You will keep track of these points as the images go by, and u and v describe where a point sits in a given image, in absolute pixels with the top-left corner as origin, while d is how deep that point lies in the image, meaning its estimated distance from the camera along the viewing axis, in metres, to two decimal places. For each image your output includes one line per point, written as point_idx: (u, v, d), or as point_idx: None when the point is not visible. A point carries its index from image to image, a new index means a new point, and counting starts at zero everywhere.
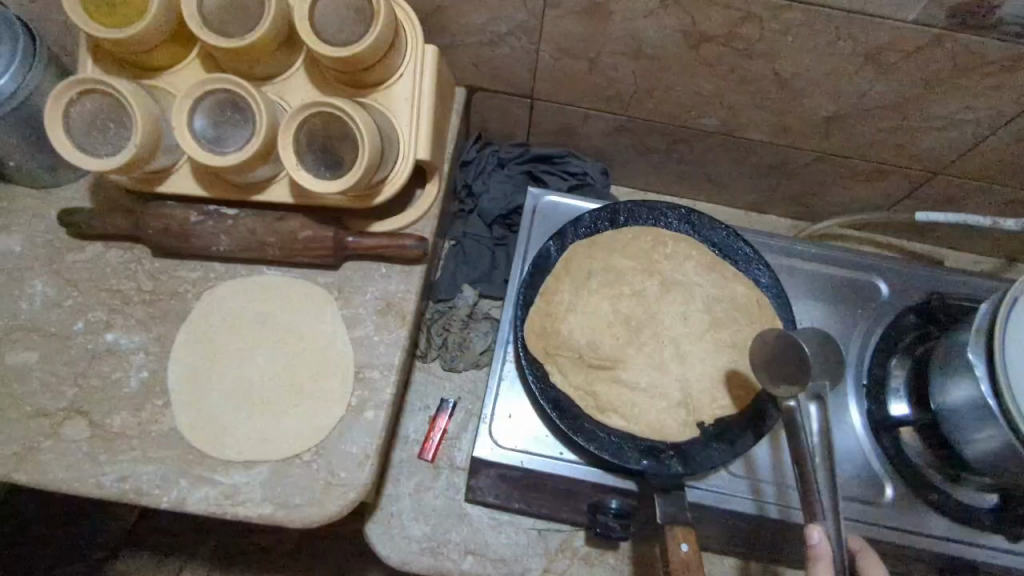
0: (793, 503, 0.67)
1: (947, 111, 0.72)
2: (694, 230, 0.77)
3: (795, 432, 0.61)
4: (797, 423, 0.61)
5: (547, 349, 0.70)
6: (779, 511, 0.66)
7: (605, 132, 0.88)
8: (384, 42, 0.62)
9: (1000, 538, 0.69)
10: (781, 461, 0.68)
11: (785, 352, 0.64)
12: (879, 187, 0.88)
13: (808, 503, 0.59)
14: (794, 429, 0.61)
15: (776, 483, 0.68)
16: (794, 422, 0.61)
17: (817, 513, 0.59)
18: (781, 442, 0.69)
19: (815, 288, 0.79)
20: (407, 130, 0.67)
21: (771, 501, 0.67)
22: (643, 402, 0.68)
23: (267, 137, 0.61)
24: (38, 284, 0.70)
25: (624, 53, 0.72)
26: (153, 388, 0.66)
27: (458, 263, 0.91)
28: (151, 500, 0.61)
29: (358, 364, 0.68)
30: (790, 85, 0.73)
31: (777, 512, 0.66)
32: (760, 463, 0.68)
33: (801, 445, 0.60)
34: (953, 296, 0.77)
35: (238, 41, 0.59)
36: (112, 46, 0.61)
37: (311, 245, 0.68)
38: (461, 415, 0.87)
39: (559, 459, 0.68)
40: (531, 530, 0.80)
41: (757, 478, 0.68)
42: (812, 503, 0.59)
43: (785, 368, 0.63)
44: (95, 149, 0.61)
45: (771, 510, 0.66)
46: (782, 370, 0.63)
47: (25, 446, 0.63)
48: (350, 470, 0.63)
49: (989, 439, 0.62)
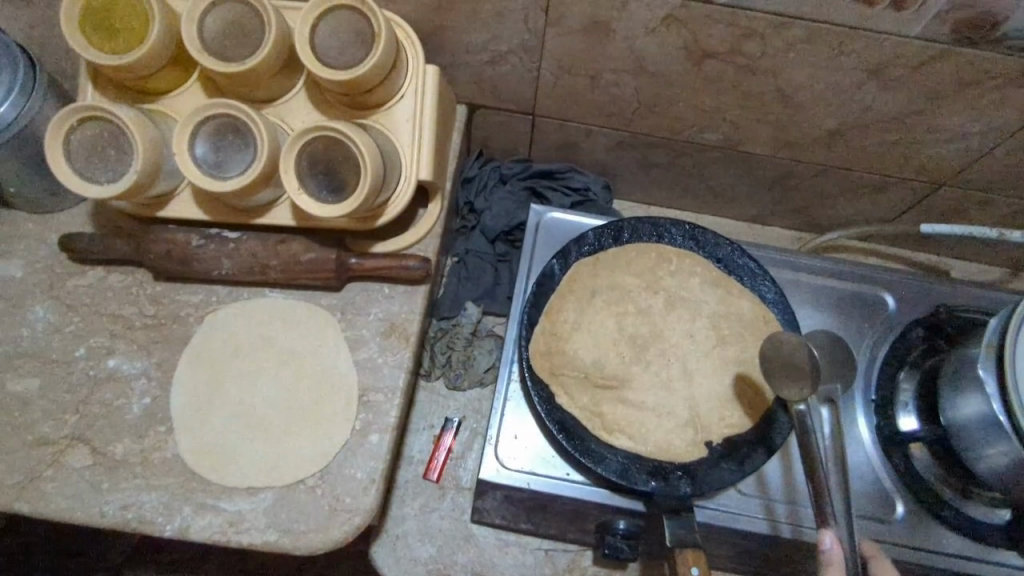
0: (806, 521, 0.66)
1: (952, 124, 0.71)
2: (697, 246, 0.76)
3: (806, 443, 0.60)
4: (808, 430, 0.61)
5: (553, 369, 0.69)
6: (793, 532, 0.65)
7: (607, 147, 0.87)
8: (385, 64, 0.62)
9: (1014, 554, 0.68)
10: (794, 479, 0.67)
11: (794, 356, 0.64)
12: (883, 199, 0.88)
13: (820, 511, 0.59)
14: (805, 441, 0.61)
15: (788, 501, 0.67)
16: (806, 428, 0.61)
17: (829, 519, 0.59)
18: (791, 460, 0.68)
19: (821, 302, 0.78)
20: (408, 151, 0.67)
21: (785, 521, 0.66)
22: (650, 422, 0.68)
23: (268, 162, 0.61)
24: (39, 310, 0.69)
25: (626, 70, 0.72)
26: (155, 414, 0.66)
27: (461, 280, 0.91)
28: (155, 529, 0.61)
29: (362, 386, 0.67)
30: (793, 100, 0.72)
31: (790, 532, 0.65)
32: (770, 482, 0.67)
33: (813, 451, 0.60)
34: (962, 308, 0.77)
35: (239, 66, 0.59)
36: (112, 72, 0.61)
37: (313, 268, 0.67)
38: (466, 434, 0.86)
39: (566, 480, 0.67)
40: (539, 550, 0.79)
41: (769, 497, 0.67)
42: (824, 509, 0.59)
43: (792, 374, 0.63)
44: (95, 175, 0.60)
45: (784, 530, 0.65)
46: (789, 375, 0.63)
47: (27, 475, 0.63)
48: (355, 495, 0.63)
49: (1000, 455, 0.61)
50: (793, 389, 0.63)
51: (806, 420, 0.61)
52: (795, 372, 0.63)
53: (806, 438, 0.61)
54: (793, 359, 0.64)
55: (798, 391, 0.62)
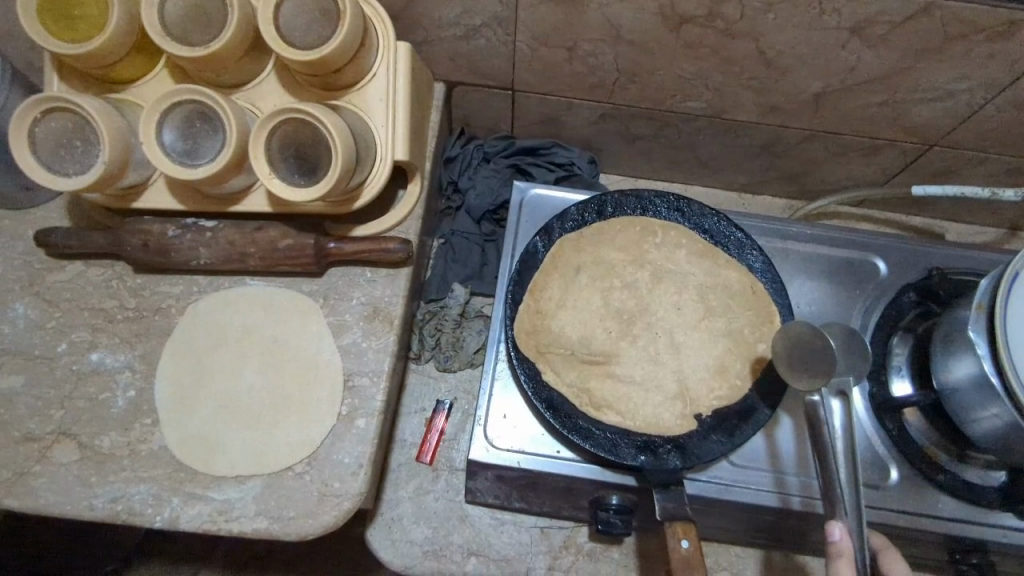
0: (817, 493, 0.65)
1: (941, 81, 0.70)
2: (683, 217, 0.75)
3: (817, 431, 0.59)
4: (820, 419, 0.59)
5: (539, 346, 0.68)
6: (803, 503, 0.65)
7: (591, 120, 0.86)
8: (353, 43, 0.60)
9: (1011, 516, 0.67)
10: (804, 450, 0.67)
11: (812, 347, 0.62)
12: (875, 162, 0.86)
13: (829, 498, 0.57)
14: (817, 431, 0.59)
15: (799, 474, 0.66)
16: (817, 416, 0.59)
17: (838, 508, 0.57)
18: (804, 432, 0.68)
19: (810, 270, 0.77)
20: (383, 131, 0.66)
21: (795, 493, 0.65)
22: (638, 396, 0.67)
23: (239, 147, 0.60)
24: (20, 307, 0.69)
25: (604, 39, 0.70)
26: (141, 406, 0.66)
27: (447, 262, 0.90)
28: (145, 520, 0.61)
29: (347, 371, 0.67)
30: (776, 63, 0.71)
31: (802, 505, 0.65)
32: (783, 454, 0.67)
33: (824, 441, 0.58)
34: (954, 270, 0.76)
35: (203, 50, 0.58)
36: (75, 62, 0.60)
37: (291, 255, 0.66)
38: (458, 416, 0.86)
39: (556, 457, 0.67)
40: (534, 528, 0.79)
41: (780, 470, 0.66)
42: (834, 496, 0.57)
43: (811, 365, 0.61)
44: (64, 169, 0.59)
45: (795, 502, 0.65)
46: (807, 364, 0.62)
47: (15, 471, 0.63)
48: (344, 480, 0.62)
49: (994, 418, 0.60)
50: (808, 378, 0.61)
51: (818, 412, 0.60)
52: (812, 360, 0.62)
53: (817, 427, 0.59)
54: (808, 347, 0.63)
55: (812, 381, 0.60)
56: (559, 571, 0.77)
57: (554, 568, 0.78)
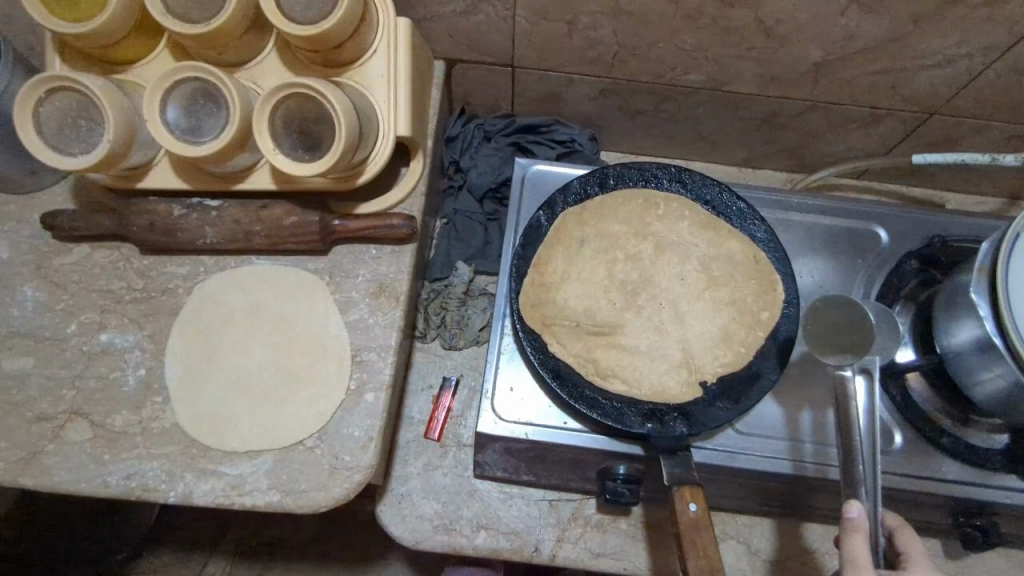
0: (831, 460, 0.66)
1: (940, 47, 0.70)
2: (685, 189, 0.75)
3: (842, 405, 0.59)
4: (848, 394, 0.59)
5: (544, 319, 0.69)
6: (817, 469, 0.65)
7: (591, 96, 0.86)
8: (353, 16, 0.60)
9: (1014, 478, 0.68)
10: (820, 419, 0.68)
11: (849, 325, 0.61)
12: (875, 132, 0.86)
13: (849, 475, 0.57)
14: (844, 408, 0.59)
15: (817, 442, 0.67)
16: (846, 392, 0.59)
17: (857, 486, 0.57)
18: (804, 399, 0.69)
19: (812, 239, 0.77)
20: (385, 107, 0.66)
21: (810, 460, 0.66)
22: (644, 366, 0.67)
23: (242, 123, 0.60)
24: (28, 290, 0.69)
25: (603, 11, 0.70)
26: (151, 385, 0.66)
27: (451, 241, 0.90)
28: (159, 496, 0.61)
29: (355, 347, 0.67)
30: (775, 32, 0.71)
31: (815, 471, 0.65)
32: (798, 423, 0.68)
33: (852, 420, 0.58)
34: (955, 237, 0.76)
35: (203, 26, 0.58)
36: (76, 42, 0.60)
37: (295, 233, 0.67)
38: (465, 392, 0.86)
39: (563, 428, 0.67)
40: (542, 501, 0.80)
41: (796, 438, 0.67)
42: (854, 474, 0.57)
43: (847, 342, 0.61)
44: (69, 148, 0.60)
45: (809, 469, 0.65)
46: (841, 338, 0.61)
47: (30, 451, 0.63)
48: (354, 453, 0.63)
49: (996, 378, 0.61)
50: (836, 352, 0.61)
51: (847, 385, 0.59)
52: (843, 335, 0.61)
53: (845, 403, 0.59)
54: (846, 321, 0.61)
55: (841, 355, 0.60)
56: (567, 542, 0.78)
57: (562, 540, 0.78)
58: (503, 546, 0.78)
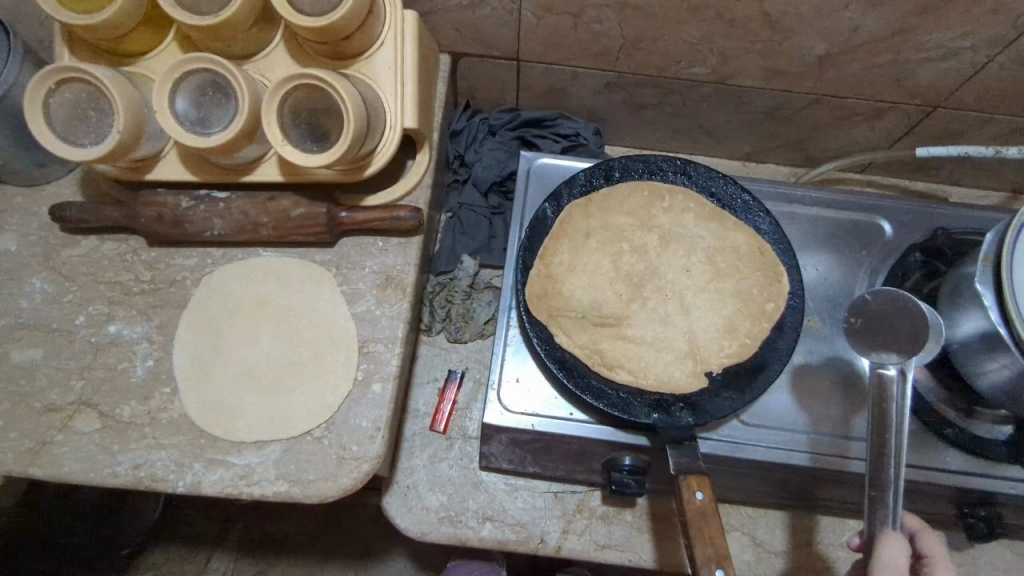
0: (838, 452, 0.66)
1: (944, 39, 0.70)
2: (690, 181, 0.75)
3: (879, 402, 0.57)
4: (888, 396, 0.57)
5: (550, 311, 0.69)
6: (824, 461, 0.66)
7: (595, 90, 0.86)
8: (361, 9, 0.60)
9: (1017, 468, 0.68)
10: (825, 411, 0.68)
11: (896, 322, 0.58)
12: (879, 125, 0.86)
13: (875, 475, 0.56)
14: (881, 408, 0.57)
15: (823, 434, 0.67)
16: (886, 394, 0.57)
17: (886, 487, 0.55)
18: (807, 390, 0.69)
19: (815, 232, 0.77)
20: (392, 99, 0.66)
21: (816, 451, 0.66)
22: (649, 356, 0.68)
23: (250, 115, 0.60)
24: (35, 282, 0.70)
25: (609, 4, 0.71)
26: (159, 375, 0.66)
27: (457, 235, 0.91)
28: (167, 486, 0.61)
29: (362, 338, 0.68)
30: (780, 25, 0.71)
31: (822, 462, 0.66)
32: (804, 415, 0.68)
33: (886, 419, 0.57)
34: (960, 229, 0.76)
35: (212, 18, 0.58)
36: (85, 33, 0.60)
37: (304, 224, 0.67)
38: (470, 385, 0.87)
39: (569, 420, 0.68)
40: (547, 493, 0.80)
41: (803, 430, 0.67)
42: (882, 477, 0.56)
43: (894, 339, 0.58)
44: (78, 140, 0.60)
45: (815, 460, 0.66)
46: (886, 335, 0.58)
47: (38, 441, 0.64)
48: (362, 443, 0.63)
49: (1000, 370, 0.61)
50: (876, 351, 0.58)
51: (887, 385, 0.57)
52: (885, 334, 0.58)
53: (882, 403, 0.57)
54: (897, 320, 0.58)
55: (883, 352, 0.58)
56: (573, 533, 0.78)
57: (568, 531, 0.78)
58: (509, 538, 0.78)
